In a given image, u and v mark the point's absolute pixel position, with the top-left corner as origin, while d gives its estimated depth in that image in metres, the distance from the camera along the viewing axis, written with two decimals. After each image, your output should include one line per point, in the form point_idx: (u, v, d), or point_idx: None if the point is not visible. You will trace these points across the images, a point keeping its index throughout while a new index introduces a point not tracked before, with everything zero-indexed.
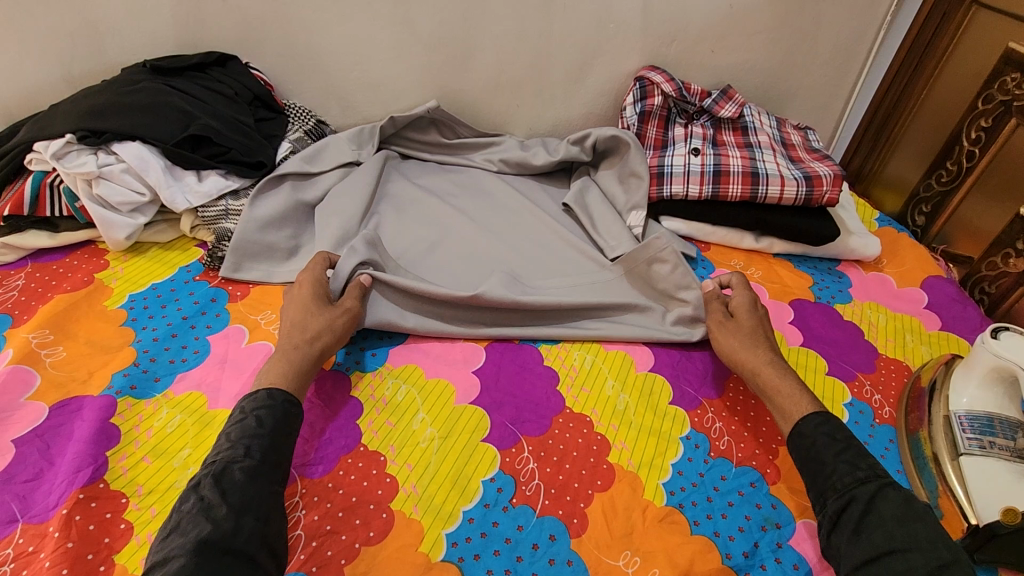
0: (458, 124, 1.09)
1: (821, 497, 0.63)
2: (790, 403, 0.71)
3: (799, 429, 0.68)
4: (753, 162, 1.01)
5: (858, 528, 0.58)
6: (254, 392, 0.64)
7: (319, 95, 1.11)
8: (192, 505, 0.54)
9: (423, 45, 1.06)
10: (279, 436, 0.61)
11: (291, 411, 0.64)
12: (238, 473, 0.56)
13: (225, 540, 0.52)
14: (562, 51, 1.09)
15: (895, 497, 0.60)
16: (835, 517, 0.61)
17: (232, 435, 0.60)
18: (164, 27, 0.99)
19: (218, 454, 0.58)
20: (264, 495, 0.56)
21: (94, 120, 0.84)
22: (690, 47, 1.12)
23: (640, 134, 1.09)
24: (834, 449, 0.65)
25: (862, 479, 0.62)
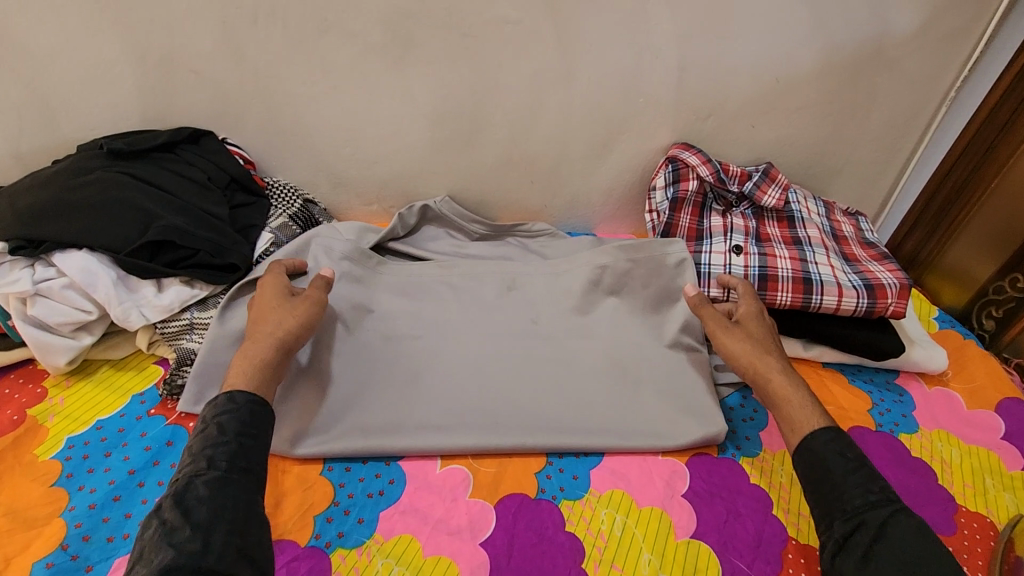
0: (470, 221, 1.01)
1: (828, 517, 0.60)
2: (798, 413, 0.69)
3: (809, 445, 0.65)
4: (804, 265, 0.88)
5: (865, 555, 0.56)
6: (214, 399, 0.60)
7: (307, 172, 0.98)
8: (156, 530, 0.50)
9: (426, 119, 0.93)
10: (246, 442, 0.57)
11: (257, 412, 0.60)
12: (203, 487, 0.52)
13: (195, 561, 0.47)
14: (583, 127, 0.97)
15: (906, 522, 0.57)
16: (841, 539, 0.58)
17: (193, 449, 0.56)
18: (126, 101, 0.86)
19: (182, 471, 0.54)
20: (237, 504, 0.52)
21: (30, 226, 0.70)
22: (728, 123, 0.99)
23: (672, 222, 0.96)
24: (847, 469, 0.61)
25: (873, 502, 0.59)
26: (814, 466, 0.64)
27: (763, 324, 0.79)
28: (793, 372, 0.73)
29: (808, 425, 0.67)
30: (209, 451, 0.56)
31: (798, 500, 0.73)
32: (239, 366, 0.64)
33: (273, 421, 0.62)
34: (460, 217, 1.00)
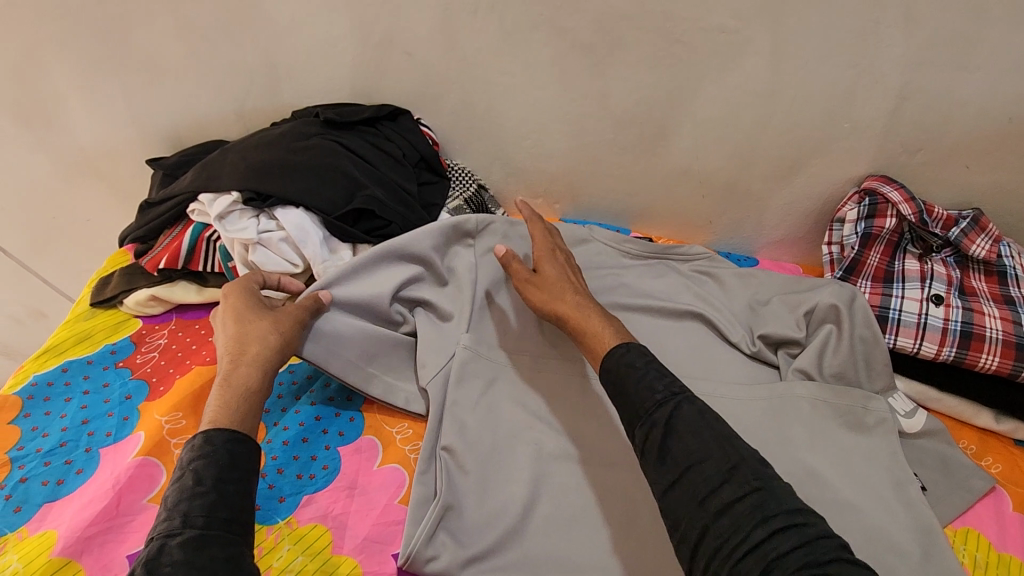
0: (631, 241, 0.98)
1: (632, 424, 0.59)
2: (596, 339, 0.69)
3: (606, 366, 0.64)
4: (1019, 329, 0.79)
5: (663, 453, 0.56)
6: (188, 445, 0.54)
7: (484, 158, 1.01)
8: None
9: (612, 121, 0.93)
10: (227, 488, 0.51)
11: (237, 451, 0.54)
12: (177, 549, 0.46)
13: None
14: (774, 148, 0.92)
15: (691, 409, 0.57)
16: (642, 445, 0.58)
17: (168, 501, 0.50)
18: (342, 74, 0.92)
19: (155, 531, 0.48)
20: (214, 566, 0.46)
21: (261, 181, 0.78)
22: (939, 160, 0.90)
23: (859, 260, 0.90)
24: (638, 380, 0.61)
25: (658, 400, 0.58)
26: (615, 382, 0.62)
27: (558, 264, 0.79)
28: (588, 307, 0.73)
29: (604, 346, 0.67)
30: (184, 505, 0.49)
31: None
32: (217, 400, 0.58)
33: (251, 459, 0.55)
34: (612, 241, 0.98)
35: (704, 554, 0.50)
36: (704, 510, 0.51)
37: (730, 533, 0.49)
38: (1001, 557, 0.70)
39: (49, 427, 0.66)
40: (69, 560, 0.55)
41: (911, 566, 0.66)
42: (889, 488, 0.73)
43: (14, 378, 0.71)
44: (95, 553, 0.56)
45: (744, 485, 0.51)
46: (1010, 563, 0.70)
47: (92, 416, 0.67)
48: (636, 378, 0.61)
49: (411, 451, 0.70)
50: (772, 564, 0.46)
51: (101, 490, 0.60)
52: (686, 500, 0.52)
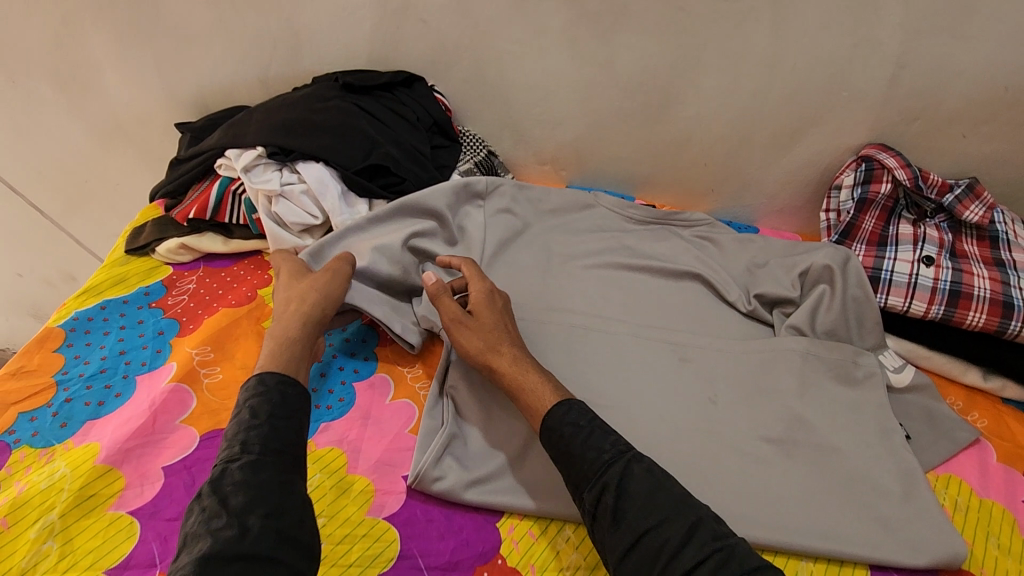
0: (633, 207, 1.03)
1: (578, 489, 0.59)
2: (533, 401, 0.66)
3: (548, 425, 0.63)
4: (1006, 289, 0.82)
5: (618, 515, 0.56)
6: (246, 390, 0.60)
7: (495, 125, 1.05)
8: (196, 518, 0.49)
9: (619, 89, 0.96)
10: (279, 424, 0.57)
11: (287, 393, 0.60)
12: (237, 470, 0.51)
13: (232, 547, 0.46)
14: (774, 116, 0.96)
15: (640, 468, 0.58)
16: (593, 509, 0.57)
17: (229, 432, 0.56)
18: (360, 40, 0.97)
19: (218, 456, 0.54)
20: (272, 486, 0.51)
21: (283, 137, 0.83)
22: (937, 128, 0.93)
23: (854, 224, 0.93)
24: (581, 438, 0.61)
25: (609, 460, 0.59)
26: (558, 443, 0.62)
27: (495, 310, 0.74)
28: (526, 359, 0.70)
29: (542, 404, 0.65)
30: (242, 437, 0.55)
31: (958, 525, 0.70)
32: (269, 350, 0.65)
33: (301, 403, 0.60)
34: (616, 207, 1.03)
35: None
36: (665, 575, 0.51)
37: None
38: (982, 501, 0.73)
39: (90, 357, 0.72)
40: (110, 469, 0.61)
41: (891, 504, 0.70)
42: (874, 435, 0.76)
43: (57, 314, 0.77)
44: (134, 463, 0.62)
45: (704, 547, 0.52)
46: (990, 507, 0.73)
47: (129, 349, 0.73)
48: (581, 438, 0.60)
49: (421, 388, 0.75)
50: None
51: (138, 411, 0.66)
52: (644, 567, 0.52)
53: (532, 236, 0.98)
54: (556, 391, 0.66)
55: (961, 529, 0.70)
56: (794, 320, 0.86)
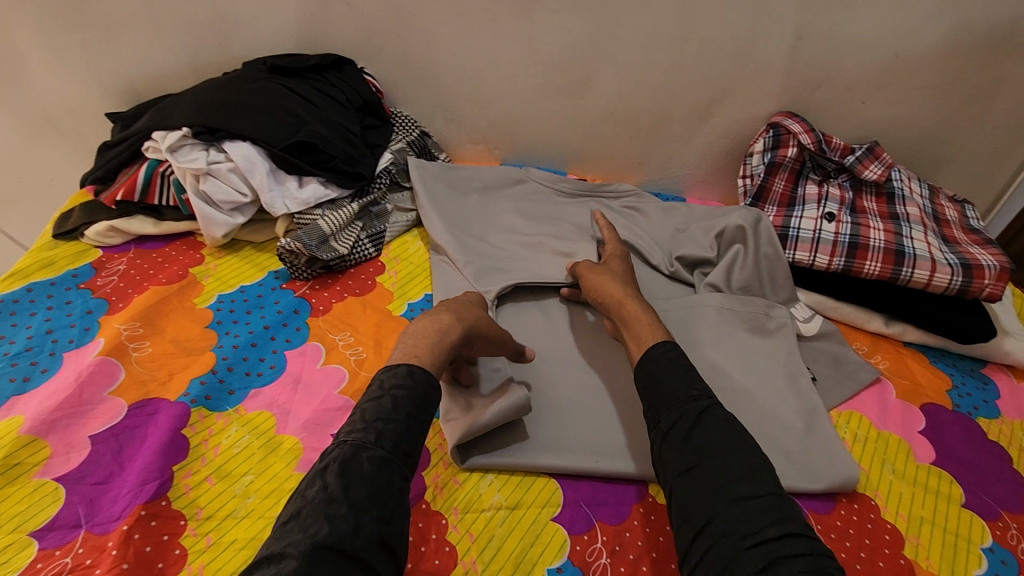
0: (562, 180, 1.09)
1: (656, 414, 0.64)
2: (645, 330, 0.73)
3: (648, 354, 0.69)
4: (898, 239, 0.88)
5: (688, 438, 0.60)
6: (392, 371, 0.60)
7: (427, 106, 1.08)
8: (317, 493, 0.51)
9: (541, 66, 1.00)
10: (414, 424, 0.58)
11: (430, 396, 0.60)
12: (368, 462, 0.53)
13: (343, 541, 0.48)
14: (690, 89, 1.01)
15: (719, 414, 0.63)
16: (666, 430, 0.62)
17: (367, 413, 0.57)
18: (288, 25, 0.99)
19: (351, 434, 0.55)
20: (389, 491, 0.53)
21: (211, 117, 0.85)
22: (837, 96, 0.99)
23: (765, 186, 0.98)
24: (675, 372, 0.66)
25: (695, 396, 0.64)
26: (650, 371, 0.68)
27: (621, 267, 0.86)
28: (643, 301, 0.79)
29: (654, 336, 0.72)
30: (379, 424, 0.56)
31: (855, 455, 0.76)
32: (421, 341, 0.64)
33: (429, 408, 0.60)
34: (547, 181, 1.08)
35: (708, 537, 0.54)
36: (718, 497, 0.56)
37: (739, 524, 0.53)
38: (879, 433, 0.79)
39: (15, 336, 0.72)
40: (35, 438, 0.62)
41: (794, 437, 0.75)
42: (782, 378, 0.81)
43: None
44: (59, 433, 0.63)
45: (763, 487, 0.56)
46: (887, 438, 0.79)
47: (56, 327, 0.74)
48: (677, 372, 0.66)
49: (354, 355, 0.77)
50: (778, 556, 0.50)
51: (63, 384, 0.67)
52: (698, 487, 0.57)
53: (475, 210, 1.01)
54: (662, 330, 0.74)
55: (860, 458, 0.76)
56: (714, 279, 0.91)
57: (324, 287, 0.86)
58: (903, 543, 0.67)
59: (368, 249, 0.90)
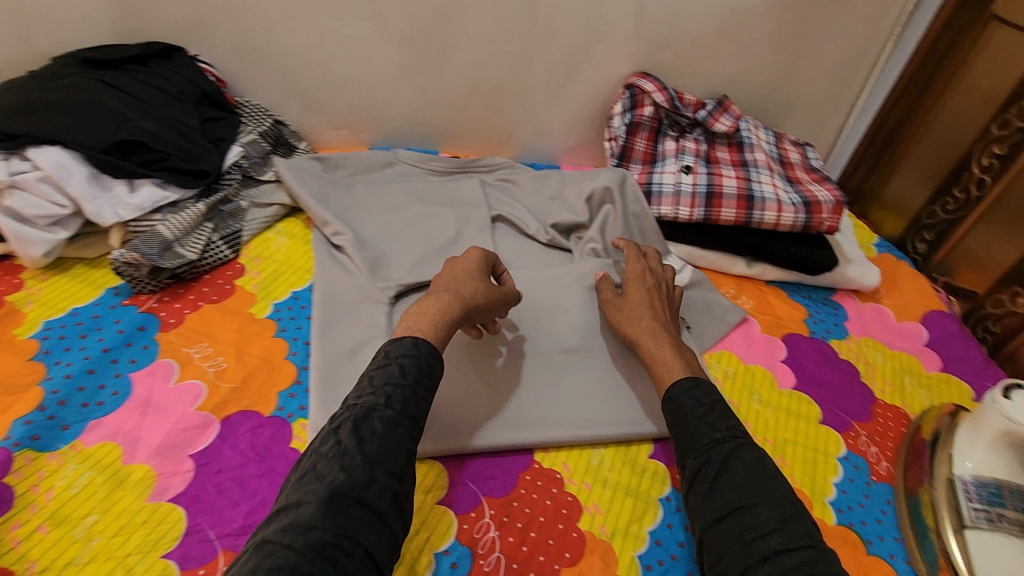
0: (433, 159, 1.06)
1: (683, 457, 0.62)
2: (663, 369, 0.71)
3: (670, 393, 0.67)
4: (748, 184, 0.94)
5: (714, 487, 0.58)
6: (397, 341, 0.63)
7: (278, 93, 1.01)
8: (332, 447, 0.54)
9: (392, 42, 0.96)
10: (421, 391, 0.60)
11: (433, 366, 0.62)
12: (379, 423, 0.55)
13: (356, 491, 0.51)
14: (547, 56, 1.01)
15: (747, 457, 0.60)
16: (692, 476, 0.60)
17: (376, 378, 0.59)
18: (99, 13, 0.88)
19: (360, 397, 0.58)
20: (399, 450, 0.55)
21: (8, 122, 0.75)
22: (686, 53, 1.03)
23: (628, 146, 1.01)
24: (700, 412, 0.64)
25: (719, 440, 0.61)
26: (676, 412, 0.65)
27: (643, 285, 0.80)
28: (664, 335, 0.74)
29: (671, 377, 0.70)
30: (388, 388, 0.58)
31: (727, 392, 0.80)
32: (427, 320, 0.66)
33: (432, 371, 0.62)
34: (418, 161, 1.04)
35: None
36: (747, 552, 0.52)
37: None
38: (749, 369, 0.84)
39: None
40: None
41: None
42: None
43: None
44: None
45: (795, 538, 0.53)
46: (755, 372, 0.84)
47: None
48: (700, 415, 0.64)
49: (213, 366, 0.71)
50: None
51: None
52: (728, 539, 0.54)
53: (357, 193, 0.96)
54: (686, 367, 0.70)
55: (732, 394, 0.80)
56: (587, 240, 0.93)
57: (174, 298, 0.78)
58: None
59: (223, 251, 0.83)
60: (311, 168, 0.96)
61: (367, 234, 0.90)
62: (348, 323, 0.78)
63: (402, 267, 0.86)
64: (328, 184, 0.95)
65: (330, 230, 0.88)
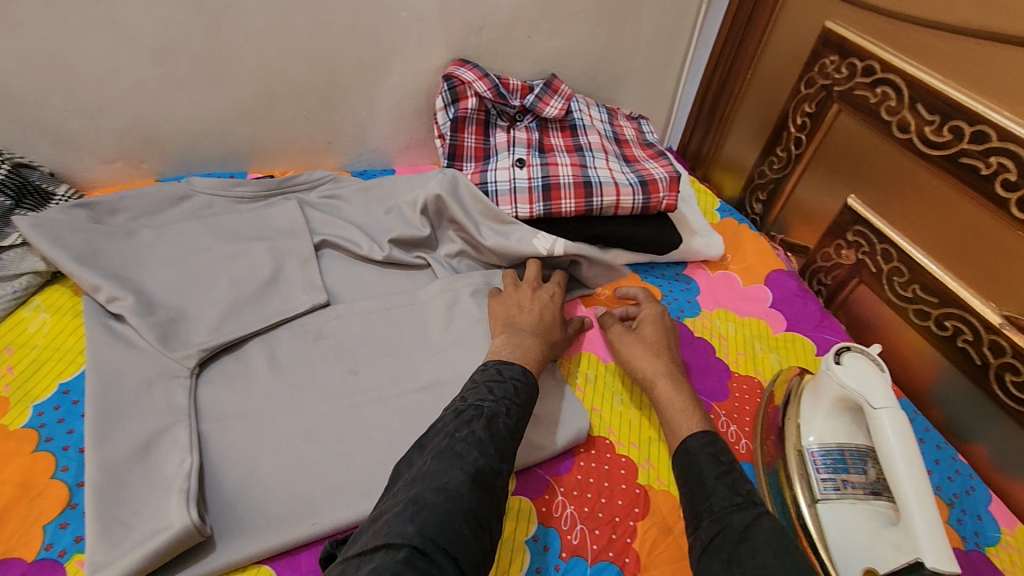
0: (237, 182, 0.90)
1: (697, 518, 0.57)
2: (682, 420, 0.68)
3: (686, 447, 0.64)
4: (584, 170, 0.89)
5: (733, 555, 0.51)
6: (510, 364, 0.67)
7: (11, 129, 0.82)
8: (466, 436, 0.56)
9: (149, 52, 0.80)
10: (524, 411, 0.63)
11: (535, 391, 0.67)
12: (504, 426, 0.59)
13: (489, 478, 0.54)
14: (348, 51, 0.88)
15: (770, 524, 0.54)
16: (707, 540, 0.54)
17: (494, 388, 0.63)
18: None
19: (485, 401, 0.61)
20: (512, 455, 0.58)
21: None
22: (504, 34, 0.95)
23: (456, 144, 0.93)
24: (717, 471, 0.60)
25: (738, 504, 0.56)
26: (689, 474, 0.61)
27: (660, 325, 0.79)
28: (679, 376, 0.73)
29: (688, 427, 0.66)
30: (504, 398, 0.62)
31: (588, 398, 0.77)
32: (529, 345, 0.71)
33: (533, 395, 0.66)
34: (219, 189, 0.88)
35: None
36: None
37: None
38: (608, 367, 0.81)
39: None
40: None
41: None
42: None
43: None
44: None
45: None
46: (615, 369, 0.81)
47: None
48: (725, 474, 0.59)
49: None
50: None
51: None
52: None
53: (141, 241, 0.80)
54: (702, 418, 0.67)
55: (595, 399, 0.77)
56: (463, 270, 0.87)
57: None
58: (638, 471, 0.70)
59: None
60: (73, 219, 0.78)
61: (156, 293, 0.74)
62: (135, 414, 0.63)
63: (206, 326, 0.72)
64: (99, 236, 0.77)
65: (103, 296, 0.71)
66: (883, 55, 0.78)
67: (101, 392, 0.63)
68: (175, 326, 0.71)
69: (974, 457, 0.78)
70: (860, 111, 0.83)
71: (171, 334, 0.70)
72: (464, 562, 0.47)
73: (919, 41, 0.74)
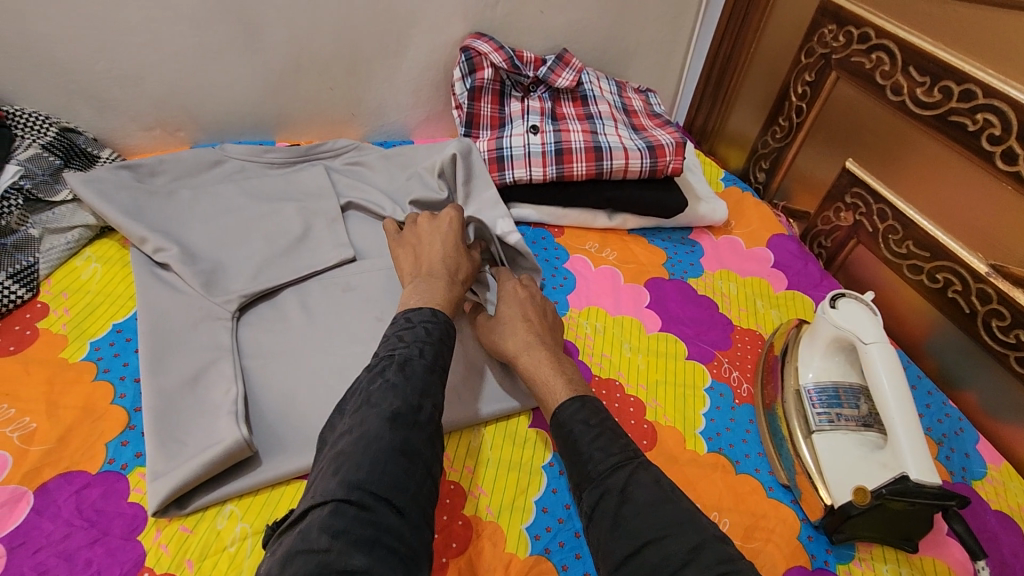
0: (268, 149, 0.96)
1: (581, 487, 0.57)
2: (548, 392, 0.66)
3: (558, 420, 0.62)
4: (595, 136, 0.94)
5: (615, 520, 0.52)
6: (418, 309, 0.65)
7: (59, 96, 0.88)
8: (379, 385, 0.55)
9: (185, 22, 0.85)
10: (445, 348, 0.63)
11: (451, 331, 0.66)
12: (419, 366, 0.58)
13: (413, 415, 0.54)
14: (368, 24, 0.93)
15: (646, 479, 0.54)
16: (591, 511, 0.54)
17: (404, 336, 0.61)
18: None
19: (394, 350, 0.59)
20: (438, 391, 0.58)
21: None
22: (517, 9, 1.00)
23: (473, 113, 0.98)
24: (590, 436, 0.58)
25: (615, 464, 0.56)
26: (566, 443, 0.60)
27: (517, 300, 0.75)
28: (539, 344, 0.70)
29: (556, 398, 0.65)
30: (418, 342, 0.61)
31: (599, 346, 0.82)
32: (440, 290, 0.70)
33: (449, 335, 0.65)
34: (250, 155, 0.94)
35: None
36: None
37: None
38: (618, 319, 0.86)
39: None
40: None
41: None
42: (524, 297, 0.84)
43: None
44: None
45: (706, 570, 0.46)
46: (624, 322, 0.86)
47: None
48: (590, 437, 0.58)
49: (20, 429, 0.61)
50: None
51: None
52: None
53: (180, 200, 0.85)
54: (568, 384, 0.65)
55: (606, 345, 0.82)
56: None
57: None
58: (646, 409, 0.75)
59: (14, 291, 0.71)
60: (114, 178, 0.83)
61: (197, 246, 0.80)
62: (184, 350, 0.69)
63: (245, 275, 0.78)
64: (142, 195, 0.83)
65: (149, 247, 0.77)
66: (877, 22, 0.83)
67: (153, 331, 0.69)
68: (217, 274, 0.77)
69: (963, 404, 0.82)
70: (857, 77, 0.88)
71: (211, 281, 0.76)
72: (398, 500, 0.48)
73: (913, 8, 0.79)
